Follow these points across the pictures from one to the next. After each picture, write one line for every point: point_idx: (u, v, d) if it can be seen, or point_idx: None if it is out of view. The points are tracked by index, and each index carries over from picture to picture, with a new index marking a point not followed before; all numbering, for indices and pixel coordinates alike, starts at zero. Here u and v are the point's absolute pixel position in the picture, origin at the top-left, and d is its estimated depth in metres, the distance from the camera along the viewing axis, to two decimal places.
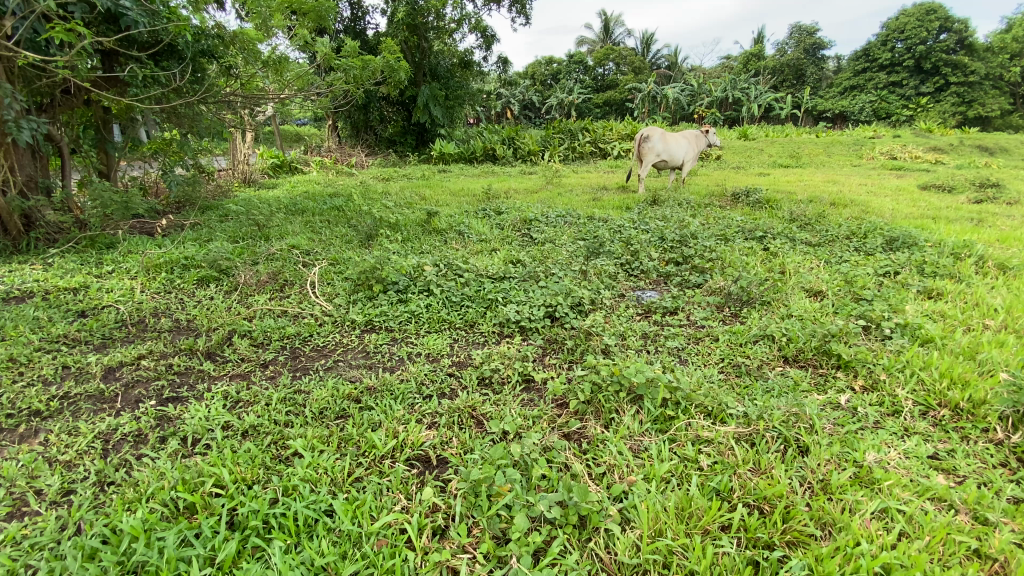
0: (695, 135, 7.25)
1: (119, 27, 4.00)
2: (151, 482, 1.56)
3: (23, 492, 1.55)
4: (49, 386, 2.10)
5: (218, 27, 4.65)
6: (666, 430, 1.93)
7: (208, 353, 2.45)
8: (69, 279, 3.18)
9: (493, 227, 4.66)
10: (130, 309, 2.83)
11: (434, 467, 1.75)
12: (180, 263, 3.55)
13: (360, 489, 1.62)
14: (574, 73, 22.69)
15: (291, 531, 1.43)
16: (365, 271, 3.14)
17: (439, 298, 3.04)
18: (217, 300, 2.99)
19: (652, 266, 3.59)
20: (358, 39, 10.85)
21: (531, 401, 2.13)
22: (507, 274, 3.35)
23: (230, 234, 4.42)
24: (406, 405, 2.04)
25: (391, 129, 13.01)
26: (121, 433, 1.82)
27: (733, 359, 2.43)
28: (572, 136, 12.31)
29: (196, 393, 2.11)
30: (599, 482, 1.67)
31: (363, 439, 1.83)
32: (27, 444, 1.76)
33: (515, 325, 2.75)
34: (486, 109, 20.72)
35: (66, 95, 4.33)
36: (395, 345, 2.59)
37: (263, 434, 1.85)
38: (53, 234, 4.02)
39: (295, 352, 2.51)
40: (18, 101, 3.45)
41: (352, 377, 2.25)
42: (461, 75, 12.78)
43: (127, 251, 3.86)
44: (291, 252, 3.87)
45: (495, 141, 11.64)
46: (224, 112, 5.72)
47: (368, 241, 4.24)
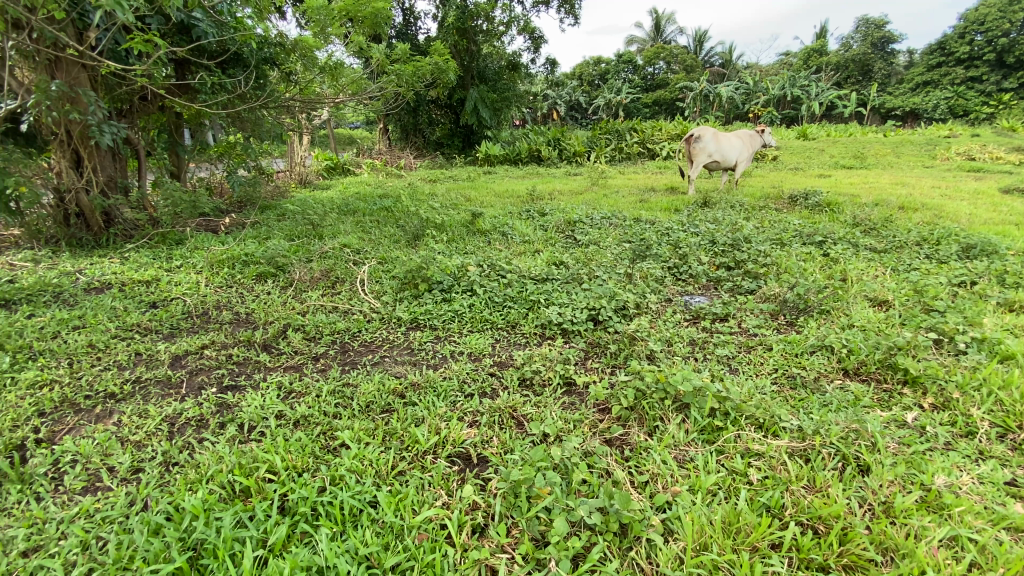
0: (750, 134, 6.97)
1: (191, 37, 4.35)
2: (211, 465, 1.65)
3: (98, 468, 1.68)
4: (122, 371, 2.27)
5: (280, 36, 4.97)
6: (713, 442, 1.86)
7: (265, 345, 2.58)
8: (142, 273, 3.42)
9: (537, 228, 4.67)
10: (196, 301, 3.02)
11: (474, 465, 1.77)
12: (241, 259, 3.76)
13: (403, 483, 1.65)
14: (623, 72, 22.33)
15: (336, 519, 1.47)
16: (411, 270, 3.22)
17: (482, 298, 3.06)
18: (274, 295, 3.14)
19: (702, 270, 3.49)
20: (409, 43, 11.15)
21: (573, 405, 2.11)
22: (550, 275, 3.35)
23: (287, 232, 4.66)
24: (448, 403, 2.07)
25: (439, 131, 13.22)
26: (185, 417, 1.95)
27: (787, 370, 2.31)
28: (619, 137, 12.11)
29: (253, 382, 2.23)
30: (641, 491, 1.64)
31: (406, 433, 1.86)
32: (103, 424, 1.90)
33: (557, 326, 2.74)
34: (533, 109, 20.79)
35: (144, 102, 4.72)
36: (438, 343, 2.63)
37: (313, 425, 1.92)
38: (129, 231, 4.33)
39: (344, 346, 2.60)
40: (101, 108, 3.90)
41: (397, 372, 2.31)
42: (509, 77, 12.89)
43: (194, 247, 4.12)
44: (343, 251, 4.01)
45: (541, 142, 11.64)
46: (284, 116, 5.99)
47: (415, 241, 4.35)
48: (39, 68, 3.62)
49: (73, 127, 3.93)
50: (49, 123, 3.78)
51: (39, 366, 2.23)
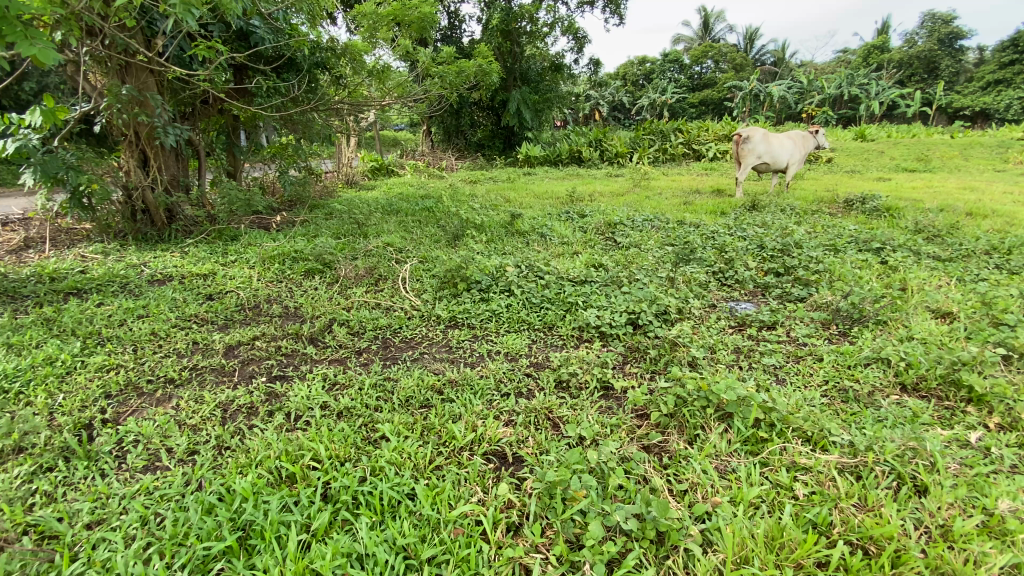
0: (803, 135, 6.69)
1: (248, 43, 4.57)
2: (260, 450, 1.73)
3: (157, 449, 1.79)
4: (181, 358, 2.41)
5: (331, 41, 5.20)
6: (757, 453, 1.80)
7: (312, 338, 2.68)
8: (200, 267, 3.63)
9: (577, 230, 4.65)
10: (248, 294, 3.17)
11: (509, 464, 1.78)
12: (291, 255, 3.92)
13: (440, 477, 1.67)
14: (669, 72, 21.89)
15: (376, 509, 1.51)
16: (450, 269, 3.27)
17: (520, 299, 3.08)
18: (321, 291, 3.26)
19: (748, 276, 3.38)
20: (454, 46, 11.33)
21: (610, 409, 2.09)
22: (589, 277, 3.33)
23: (334, 230, 4.82)
24: (485, 401, 2.09)
25: (480, 132, 13.35)
26: (237, 404, 2.05)
27: (838, 383, 2.21)
28: (663, 138, 11.87)
29: (300, 373, 2.32)
30: (679, 499, 1.60)
31: (443, 429, 1.90)
32: (163, 407, 2.03)
33: (596, 329, 2.71)
34: (575, 110, 20.68)
35: (205, 105, 5.01)
36: (476, 342, 2.66)
37: (355, 417, 1.98)
38: (190, 227, 4.58)
39: (386, 342, 2.67)
40: (167, 111, 4.21)
41: (436, 369, 2.35)
42: (551, 78, 12.88)
43: (248, 243, 4.33)
44: (386, 249, 4.12)
45: (582, 142, 11.58)
46: (333, 119, 6.21)
47: (455, 240, 4.41)
48: (112, 73, 3.88)
49: (140, 128, 4.19)
50: (119, 124, 4.05)
51: (108, 351, 2.40)
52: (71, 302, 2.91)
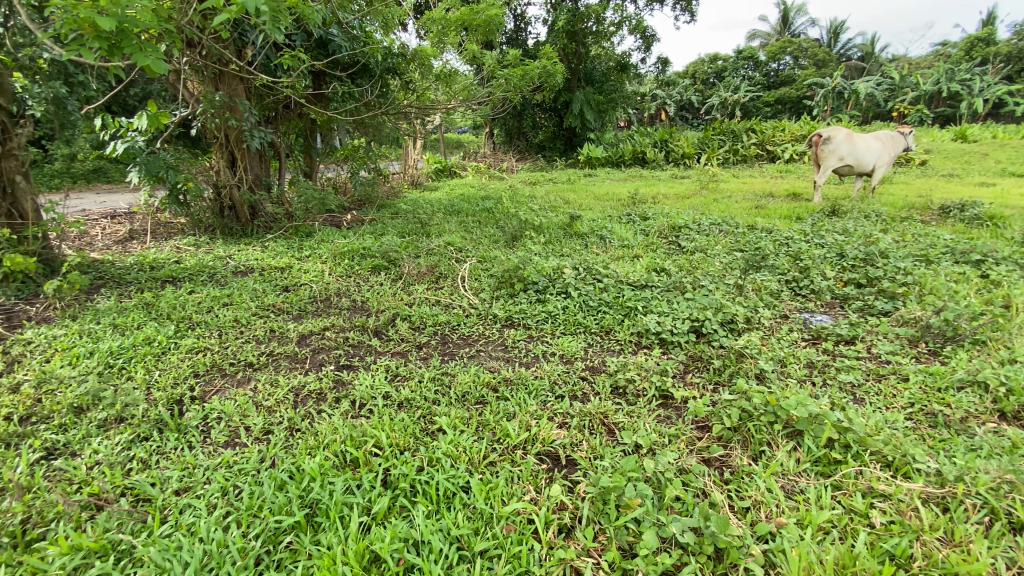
0: (892, 136, 6.18)
1: (327, 51, 4.86)
2: (327, 434, 1.84)
3: (237, 426, 1.93)
4: (260, 344, 2.60)
5: (402, 47, 5.41)
6: (828, 475, 1.69)
7: (376, 331, 2.81)
8: (278, 261, 3.89)
9: (638, 233, 4.55)
10: (320, 288, 3.37)
11: (563, 466, 1.77)
12: (359, 252, 4.12)
13: (494, 474, 1.70)
14: (742, 69, 20.89)
15: (432, 498, 1.56)
16: (508, 270, 3.31)
17: (577, 301, 3.06)
18: (385, 287, 3.41)
19: (825, 286, 3.16)
20: (519, 48, 11.44)
21: (669, 419, 2.03)
22: (650, 281, 3.24)
23: (399, 229, 5.01)
24: (539, 402, 2.10)
25: (542, 134, 13.38)
26: (307, 390, 2.18)
27: (926, 406, 2.02)
28: (734, 138, 11.36)
29: (365, 364, 2.44)
30: (741, 517, 1.53)
31: (498, 426, 1.92)
32: (243, 388, 2.20)
33: (655, 336, 2.65)
34: (640, 110, 20.23)
35: (287, 110, 5.37)
36: (531, 342, 2.67)
37: (415, 408, 2.05)
38: (270, 223, 4.90)
39: (444, 338, 2.74)
40: (253, 115, 4.59)
41: (492, 367, 2.39)
42: (617, 78, 12.69)
43: (321, 240, 4.59)
44: (447, 248, 4.23)
45: (646, 143, 11.30)
46: (401, 122, 6.46)
47: (514, 241, 4.46)
48: (207, 81, 4.25)
49: (230, 131, 4.54)
50: (212, 128, 4.42)
51: (197, 335, 2.64)
52: (168, 289, 3.22)
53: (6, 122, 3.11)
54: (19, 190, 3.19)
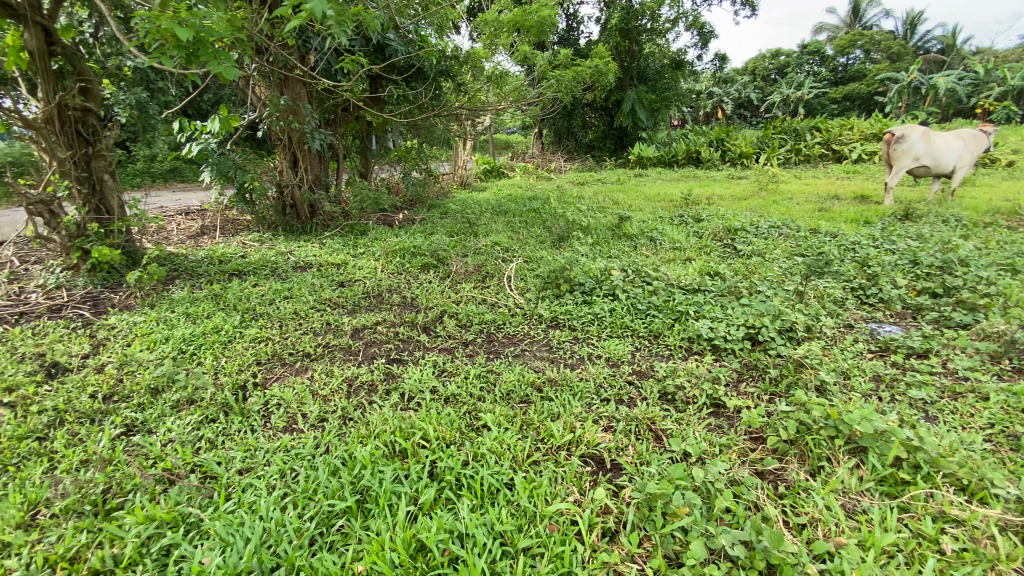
0: (976, 134, 5.68)
1: (384, 55, 5.03)
2: (378, 424, 1.90)
3: (295, 413, 2.04)
4: (316, 336, 2.73)
5: (456, 49, 5.52)
6: (894, 496, 1.58)
7: (425, 327, 2.88)
8: (334, 257, 4.06)
9: (691, 235, 4.42)
10: (373, 284, 3.49)
11: (607, 470, 1.75)
12: (410, 250, 4.23)
13: (538, 473, 1.70)
14: (807, 64, 19.84)
15: (476, 493, 1.59)
16: (555, 270, 3.30)
17: (625, 304, 3.01)
18: (434, 284, 3.48)
19: (895, 295, 2.96)
20: (571, 48, 11.39)
21: (720, 428, 1.96)
22: (703, 286, 3.15)
23: (448, 228, 5.10)
24: (584, 404, 2.08)
25: (592, 134, 13.25)
26: (360, 381, 2.27)
27: (1010, 428, 1.85)
28: (796, 138, 10.82)
29: (414, 358, 2.51)
30: (796, 533, 1.46)
31: (543, 426, 1.92)
32: (300, 376, 2.32)
33: (707, 342, 2.57)
34: (695, 108, 19.64)
35: (345, 113, 5.59)
36: (577, 344, 2.65)
37: (461, 404, 2.08)
38: (327, 222, 5.13)
39: (490, 336, 2.77)
40: (314, 118, 4.81)
41: (537, 366, 2.39)
42: (671, 76, 12.38)
43: (374, 238, 4.75)
44: (494, 248, 4.27)
45: (701, 143, 10.96)
46: (452, 124, 6.58)
47: (561, 241, 4.44)
48: (273, 86, 4.49)
49: (293, 133, 4.78)
50: (277, 131, 4.67)
51: (259, 325, 2.80)
52: (234, 282, 3.43)
53: (96, 125, 3.43)
54: (106, 188, 3.49)
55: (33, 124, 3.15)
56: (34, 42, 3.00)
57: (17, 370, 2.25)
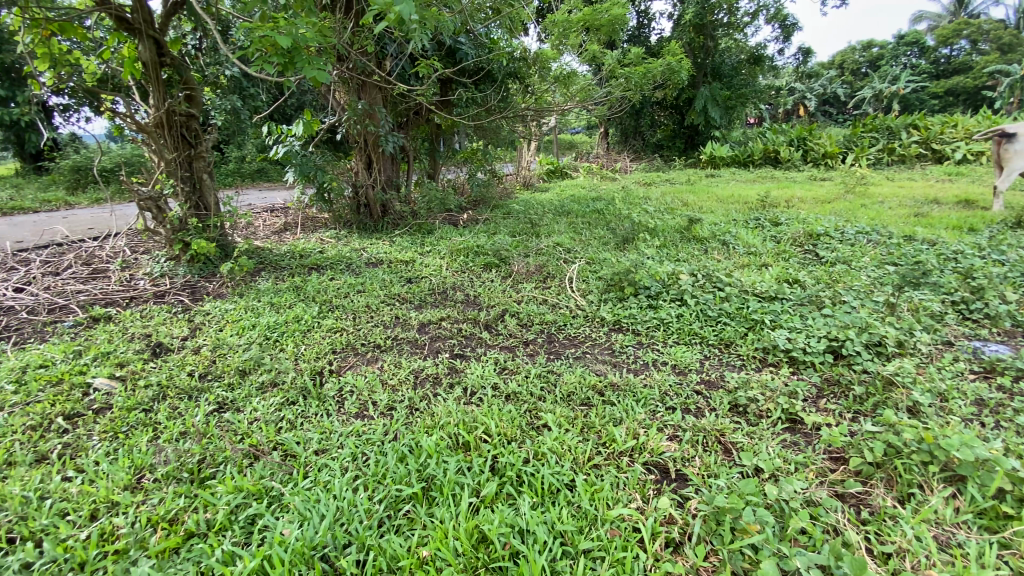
0: None
1: (454, 60, 5.17)
2: (442, 417, 1.96)
3: (365, 400, 2.14)
4: (386, 329, 2.85)
5: (524, 51, 5.57)
6: (999, 533, 1.42)
7: (487, 324, 2.93)
8: (402, 255, 4.23)
9: (767, 239, 4.19)
10: (438, 281, 3.59)
11: (672, 479, 1.70)
12: (474, 250, 4.32)
13: (599, 476, 1.68)
14: (904, 56, 18.16)
15: (537, 491, 1.59)
16: (619, 272, 3.23)
17: (693, 310, 2.91)
18: (496, 283, 3.53)
19: (1005, 311, 2.65)
20: (641, 46, 11.14)
21: (796, 445, 1.85)
22: (779, 294, 2.97)
23: (511, 228, 5.15)
24: (648, 411, 2.03)
25: (660, 133, 12.87)
26: (425, 374, 2.35)
27: None
28: (889, 136, 9.96)
29: (476, 354, 2.56)
30: (881, 563, 1.35)
31: (604, 430, 1.90)
32: (371, 366, 2.44)
33: (784, 353, 2.43)
34: (773, 106, 18.56)
35: (416, 116, 5.79)
36: (641, 349, 2.60)
37: (522, 402, 2.10)
38: (397, 221, 5.34)
39: (551, 337, 2.77)
40: (388, 121, 5.03)
41: (599, 370, 2.36)
42: (748, 72, 11.79)
43: (440, 237, 4.89)
44: (556, 249, 4.26)
45: (779, 142, 10.34)
46: (518, 125, 6.63)
47: (626, 243, 4.35)
48: (351, 91, 4.75)
49: (369, 136, 5.02)
50: (354, 134, 4.92)
51: (334, 316, 2.97)
52: (312, 275, 3.66)
53: (198, 129, 3.76)
54: (206, 186, 3.83)
55: (146, 128, 3.51)
56: (146, 53, 3.36)
57: (128, 348, 2.53)
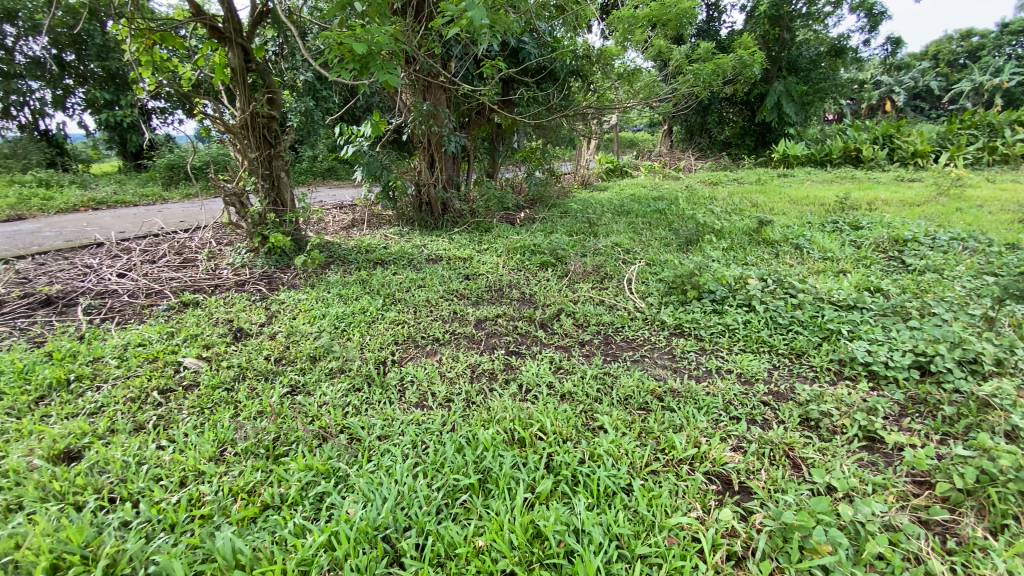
0: None
1: (518, 59, 5.21)
2: (499, 411, 1.99)
3: (425, 391, 2.21)
4: (445, 323, 2.93)
5: (588, 48, 5.52)
6: None
7: (543, 323, 2.94)
8: (461, 252, 4.31)
9: (845, 244, 3.92)
10: (495, 279, 3.64)
11: (735, 491, 1.63)
12: (531, 248, 4.34)
13: (656, 482, 1.65)
14: (1011, 45, 16.38)
15: (593, 492, 1.58)
16: (681, 275, 3.14)
17: (762, 317, 2.78)
18: (553, 282, 3.53)
19: None
20: (710, 39, 10.74)
21: (874, 466, 1.72)
22: (859, 303, 2.78)
23: (568, 228, 5.12)
24: (709, 419, 1.97)
25: (728, 131, 12.33)
26: (483, 369, 2.40)
27: None
28: (992, 134, 9.01)
29: (532, 352, 2.58)
30: None
31: (663, 436, 1.86)
32: (431, 359, 2.51)
33: (862, 367, 2.27)
34: (854, 101, 17.31)
35: (478, 116, 5.88)
36: (703, 355, 2.51)
37: (577, 402, 2.09)
38: (457, 219, 5.45)
39: (608, 338, 2.73)
40: (451, 121, 5.14)
41: (658, 374, 2.31)
42: (828, 65, 11.07)
43: (498, 235, 4.94)
44: (615, 249, 4.20)
45: (862, 140, 9.63)
46: (578, 123, 6.58)
47: (689, 245, 4.21)
48: (417, 92, 4.90)
49: (433, 136, 5.17)
50: (418, 134, 5.08)
51: (397, 309, 3.08)
52: (377, 270, 3.82)
53: (278, 130, 4.01)
54: (282, 184, 4.09)
55: (232, 129, 3.80)
56: (235, 60, 3.64)
57: (213, 331, 2.76)
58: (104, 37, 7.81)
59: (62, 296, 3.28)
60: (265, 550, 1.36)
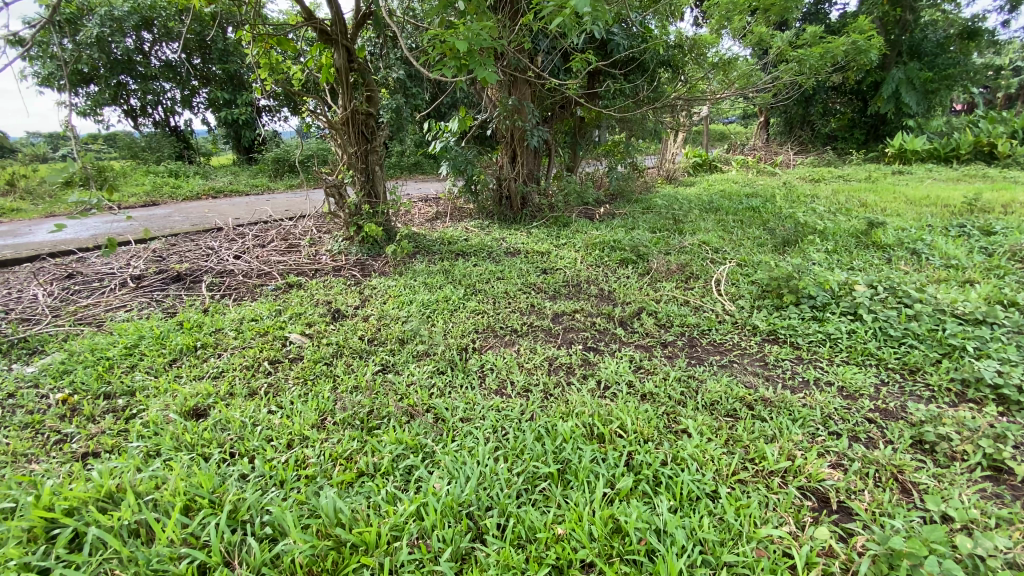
0: None
1: (606, 51, 5.13)
2: (579, 405, 2.00)
3: (506, 380, 2.27)
4: (523, 315, 2.98)
5: (680, 37, 5.33)
6: None
7: (623, 321, 2.90)
8: (540, 246, 4.35)
9: (974, 251, 3.48)
10: (574, 274, 3.64)
11: (832, 511, 1.53)
12: (611, 244, 4.28)
13: (744, 492, 1.58)
14: None
15: (675, 495, 1.55)
16: (777, 277, 2.95)
17: (869, 327, 2.55)
18: (633, 280, 3.46)
19: None
20: (818, 24, 9.92)
21: (1000, 499, 1.54)
22: (988, 317, 2.46)
23: (650, 224, 4.98)
24: (805, 432, 1.85)
25: (834, 123, 11.29)
26: (562, 362, 2.42)
27: None
28: None
29: (610, 350, 2.55)
30: None
31: (753, 445, 1.77)
32: (510, 349, 2.58)
33: (990, 389, 2.01)
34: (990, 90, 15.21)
35: (562, 109, 5.86)
36: (799, 364, 2.35)
37: (659, 403, 2.05)
38: (536, 212, 5.49)
39: (692, 341, 2.64)
40: (535, 114, 5.18)
41: (748, 382, 2.20)
42: (959, 48, 9.82)
43: (577, 230, 4.92)
44: (702, 248, 4.03)
45: (999, 134, 8.59)
46: (666, 116, 6.36)
47: (785, 246, 3.95)
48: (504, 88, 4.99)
49: (516, 130, 5.23)
50: (503, 129, 5.17)
51: (478, 300, 3.18)
52: (460, 261, 3.96)
53: (374, 126, 4.25)
54: (377, 177, 4.34)
55: (335, 125, 4.10)
56: (340, 60, 3.88)
57: (314, 311, 3.02)
58: (226, 41, 8.68)
59: (189, 274, 3.73)
60: (362, 512, 1.48)
